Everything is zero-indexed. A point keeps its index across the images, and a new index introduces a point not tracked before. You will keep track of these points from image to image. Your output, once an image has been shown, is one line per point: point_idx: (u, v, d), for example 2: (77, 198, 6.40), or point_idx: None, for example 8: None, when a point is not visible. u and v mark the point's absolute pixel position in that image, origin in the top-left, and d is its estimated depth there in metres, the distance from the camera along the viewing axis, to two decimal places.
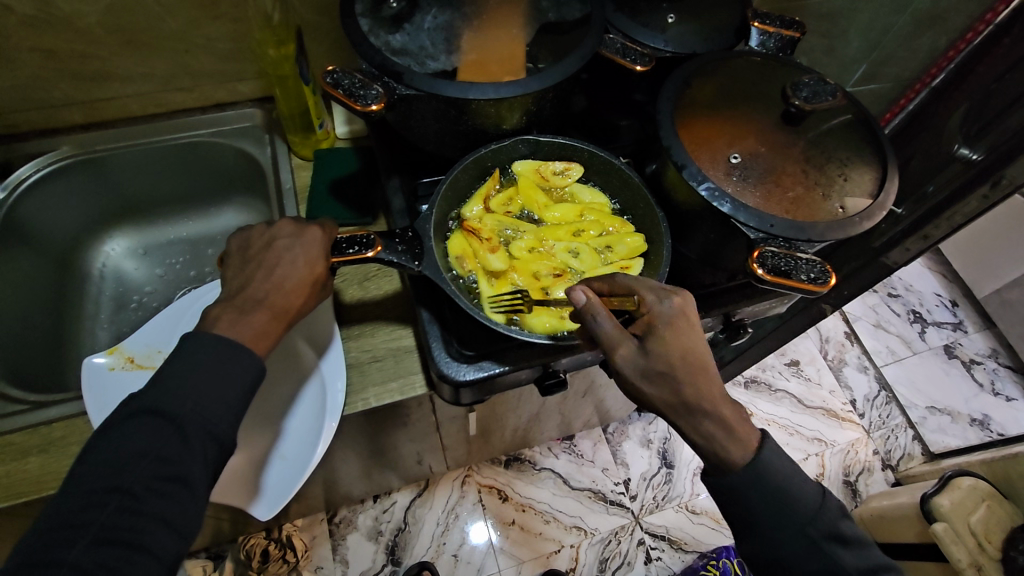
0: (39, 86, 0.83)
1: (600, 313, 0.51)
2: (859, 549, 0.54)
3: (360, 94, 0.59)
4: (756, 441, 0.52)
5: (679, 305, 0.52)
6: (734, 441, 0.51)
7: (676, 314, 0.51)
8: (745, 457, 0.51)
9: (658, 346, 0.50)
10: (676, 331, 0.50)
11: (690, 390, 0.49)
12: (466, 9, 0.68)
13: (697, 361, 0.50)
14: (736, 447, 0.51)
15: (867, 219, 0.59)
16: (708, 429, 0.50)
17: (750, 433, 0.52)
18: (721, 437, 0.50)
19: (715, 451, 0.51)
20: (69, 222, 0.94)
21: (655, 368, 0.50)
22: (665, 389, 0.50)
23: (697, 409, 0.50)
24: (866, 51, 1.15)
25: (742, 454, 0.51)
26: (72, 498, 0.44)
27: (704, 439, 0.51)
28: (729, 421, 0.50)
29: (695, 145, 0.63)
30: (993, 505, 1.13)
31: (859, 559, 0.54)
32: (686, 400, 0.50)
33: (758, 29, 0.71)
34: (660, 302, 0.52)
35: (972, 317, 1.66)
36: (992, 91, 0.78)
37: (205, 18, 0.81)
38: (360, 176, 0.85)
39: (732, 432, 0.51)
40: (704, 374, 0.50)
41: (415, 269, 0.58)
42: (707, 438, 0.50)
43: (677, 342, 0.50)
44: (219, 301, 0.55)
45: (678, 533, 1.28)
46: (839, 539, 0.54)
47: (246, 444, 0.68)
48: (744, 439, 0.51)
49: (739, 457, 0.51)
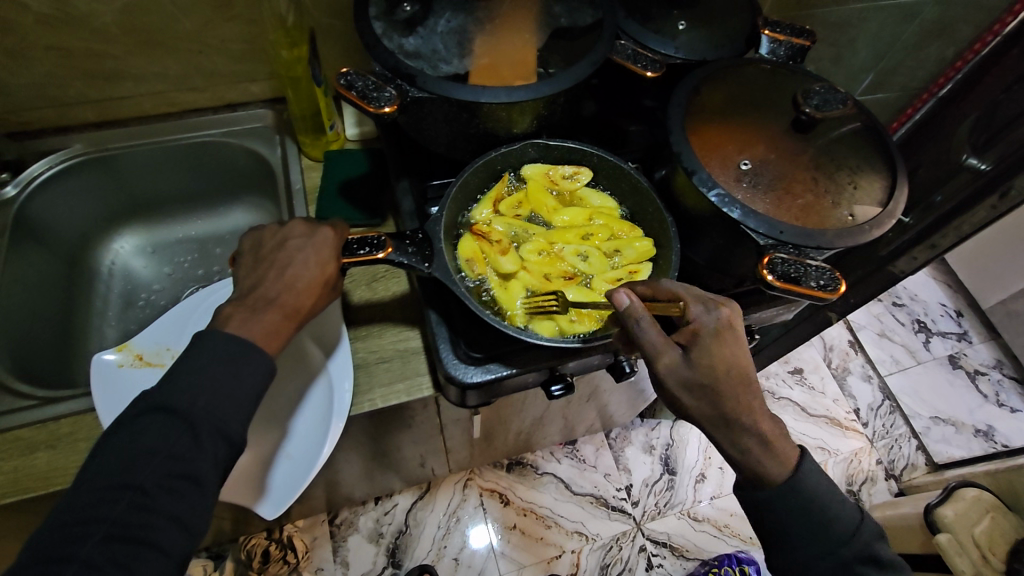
0: (53, 85, 0.83)
1: (645, 318, 0.50)
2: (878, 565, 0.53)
3: (373, 96, 0.60)
4: (795, 457, 0.52)
5: (724, 316, 0.50)
6: (772, 456, 0.51)
7: (721, 324, 0.50)
8: (755, 464, 0.51)
9: (702, 358, 0.49)
10: (721, 344, 0.49)
11: (729, 404, 0.49)
12: (479, 14, 0.69)
13: (741, 374, 0.49)
14: (746, 454, 0.51)
15: (877, 227, 0.60)
16: (746, 444, 0.50)
17: (765, 442, 0.51)
18: (735, 445, 0.50)
19: (751, 464, 0.51)
20: (79, 219, 0.94)
21: (698, 379, 0.49)
22: (705, 401, 0.49)
23: (735, 422, 0.49)
24: (874, 61, 1.16)
25: (779, 470, 0.51)
26: (83, 494, 0.44)
27: (738, 454, 0.51)
28: (767, 437, 0.50)
29: (706, 151, 0.63)
30: (998, 517, 1.12)
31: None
32: (726, 415, 0.49)
33: (768, 37, 0.72)
34: (705, 313, 0.50)
35: (977, 327, 1.65)
36: (1000, 102, 0.78)
37: (220, 19, 0.81)
38: (370, 177, 0.85)
39: (771, 448, 0.51)
40: (746, 388, 0.49)
41: (424, 270, 0.57)
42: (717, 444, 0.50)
43: (723, 354, 0.49)
44: (231, 301, 0.55)
45: (680, 540, 1.28)
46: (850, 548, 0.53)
47: (253, 443, 0.68)
48: (784, 455, 0.51)
49: (750, 465, 0.51)
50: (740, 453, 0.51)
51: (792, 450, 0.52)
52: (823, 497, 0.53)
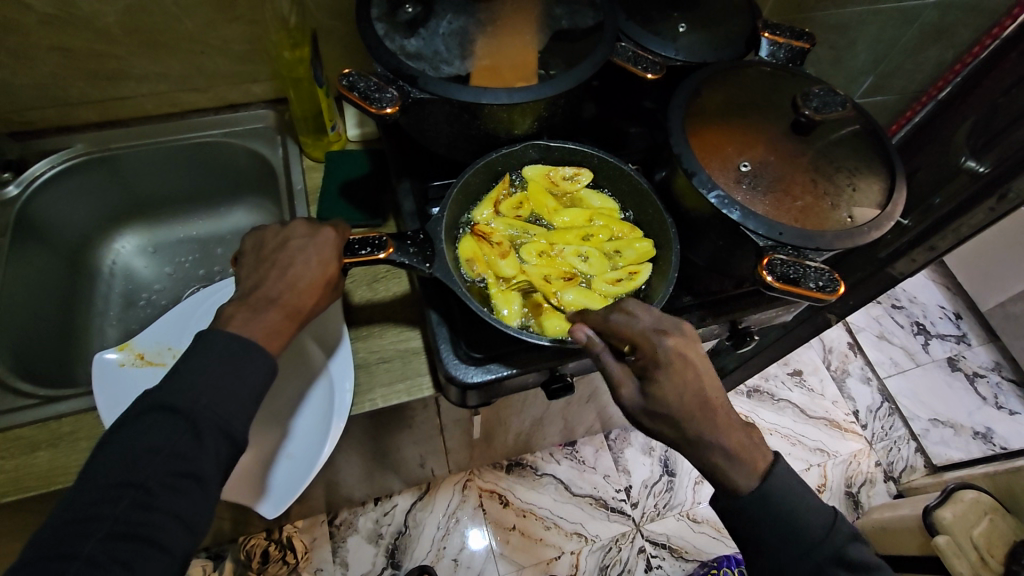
0: (56, 85, 0.84)
1: (604, 353, 0.53)
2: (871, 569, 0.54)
3: (375, 97, 0.60)
4: (763, 464, 0.52)
5: (670, 347, 0.50)
6: (738, 467, 0.51)
7: (669, 355, 0.50)
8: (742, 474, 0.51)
9: (655, 390, 0.50)
10: (671, 375, 0.49)
11: (690, 429, 0.49)
12: (480, 15, 0.69)
13: (698, 399, 0.49)
14: (726, 465, 0.51)
15: (875, 228, 0.60)
16: (710, 458, 0.50)
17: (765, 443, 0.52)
18: (735, 446, 0.50)
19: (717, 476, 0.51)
20: (80, 219, 0.94)
21: (656, 409, 0.50)
22: (668, 427, 0.50)
23: (698, 443, 0.50)
24: (873, 64, 1.16)
25: (747, 479, 0.52)
26: (86, 492, 0.44)
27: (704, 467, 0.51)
28: (731, 449, 0.50)
29: (706, 152, 0.64)
30: (996, 519, 1.13)
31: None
32: (690, 438, 0.50)
33: (768, 40, 0.72)
34: (651, 344, 0.50)
35: (976, 330, 1.66)
36: (999, 105, 0.79)
37: (222, 20, 0.82)
38: (371, 178, 0.85)
39: (736, 459, 0.51)
40: (706, 412, 0.49)
41: (426, 271, 0.58)
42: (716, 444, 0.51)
43: (676, 385, 0.49)
44: (233, 300, 0.55)
45: (679, 542, 1.28)
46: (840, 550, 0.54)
47: (254, 442, 0.68)
48: (751, 464, 0.52)
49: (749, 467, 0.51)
50: (706, 466, 0.51)
51: (761, 457, 0.52)
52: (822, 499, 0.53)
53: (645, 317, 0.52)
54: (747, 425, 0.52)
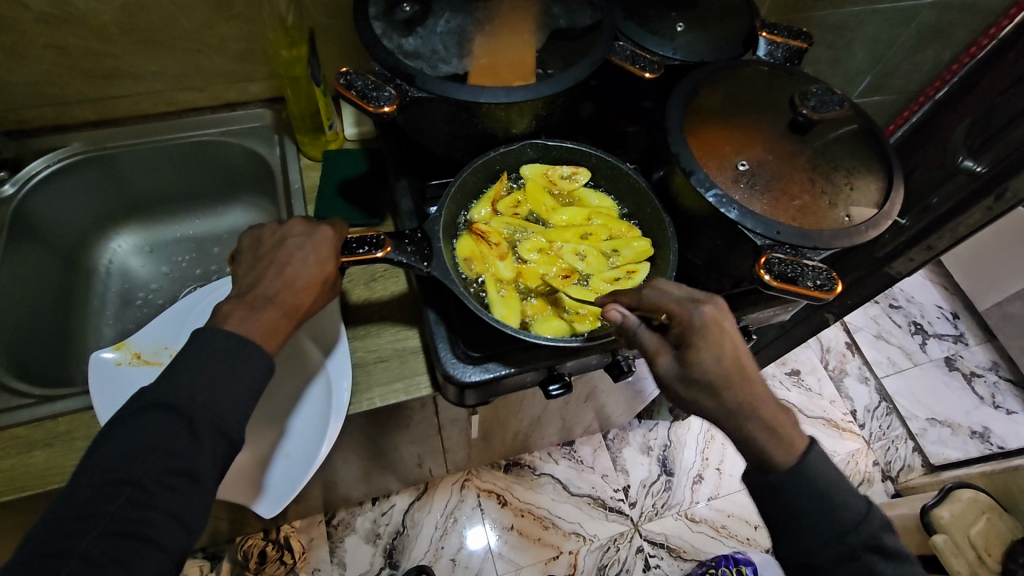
0: (52, 83, 0.83)
1: (639, 327, 0.52)
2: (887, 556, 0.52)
3: (373, 96, 0.60)
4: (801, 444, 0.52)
5: (708, 312, 0.49)
6: (777, 444, 0.50)
7: (707, 320, 0.49)
8: (778, 450, 0.50)
9: (695, 356, 0.49)
10: (710, 340, 0.49)
11: (730, 397, 0.48)
12: (478, 14, 0.69)
13: (737, 367, 0.49)
14: (766, 441, 0.50)
15: (873, 227, 0.60)
16: (751, 432, 0.49)
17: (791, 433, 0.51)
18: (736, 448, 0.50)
19: (757, 451, 0.50)
20: (76, 217, 0.94)
21: (695, 377, 0.48)
22: (707, 396, 0.48)
23: (739, 414, 0.48)
24: (870, 64, 1.16)
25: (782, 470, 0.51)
26: (81, 490, 0.44)
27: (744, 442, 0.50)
28: (771, 423, 0.49)
29: (704, 151, 0.64)
30: (993, 518, 1.16)
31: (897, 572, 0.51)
32: (729, 408, 0.48)
33: (766, 38, 0.72)
34: (689, 311, 0.50)
35: (973, 330, 1.66)
36: (996, 105, 0.79)
37: (220, 19, 0.82)
38: (369, 178, 0.85)
39: (766, 449, 0.50)
40: (745, 379, 0.49)
41: (423, 270, 0.58)
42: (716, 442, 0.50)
43: (714, 351, 0.48)
44: (230, 298, 0.55)
45: (678, 541, 1.28)
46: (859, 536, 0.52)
47: (251, 443, 0.68)
48: (790, 441, 0.51)
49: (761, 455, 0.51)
50: (744, 441, 0.50)
51: (798, 436, 0.52)
52: (829, 493, 0.52)
53: (679, 290, 0.53)
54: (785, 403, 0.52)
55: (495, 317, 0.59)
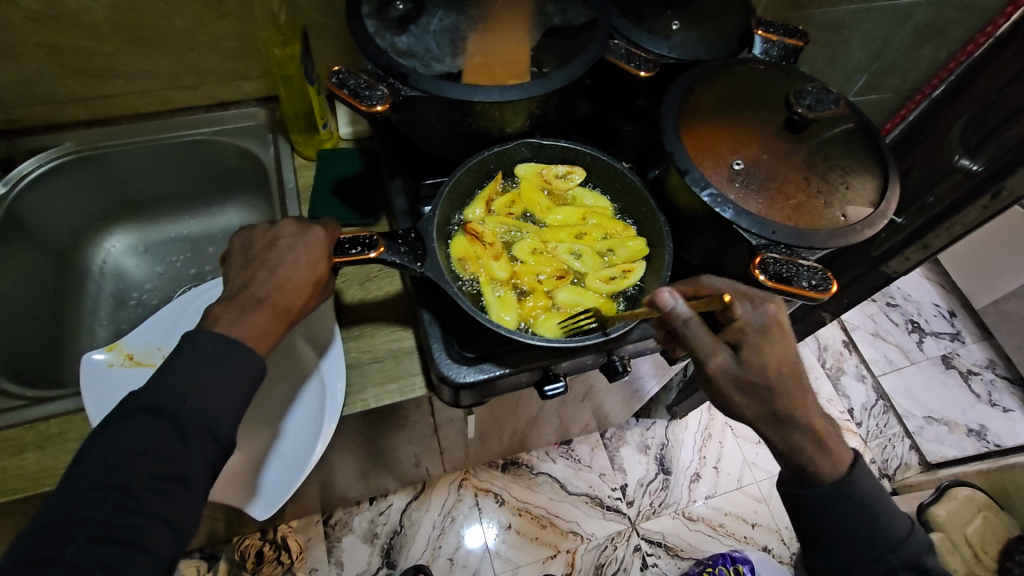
0: (43, 82, 0.83)
1: (693, 318, 0.50)
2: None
3: (365, 95, 0.59)
4: (847, 461, 0.55)
5: (771, 314, 0.52)
6: (823, 456, 0.54)
7: (769, 321, 0.52)
8: (824, 462, 0.54)
9: (753, 355, 0.51)
10: (771, 341, 0.51)
11: (782, 403, 0.51)
12: (471, 13, 0.69)
13: (789, 372, 0.51)
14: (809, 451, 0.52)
15: (868, 227, 0.60)
16: (798, 440, 0.52)
17: (837, 449, 0.55)
18: None
19: (803, 463, 0.53)
20: (69, 217, 0.93)
21: (753, 377, 0.50)
22: (759, 399, 0.51)
23: (788, 420, 0.51)
24: (867, 62, 1.16)
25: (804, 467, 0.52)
26: (69, 495, 0.44)
27: (792, 451, 0.53)
28: (818, 435, 0.53)
29: (698, 150, 0.64)
30: (990, 516, 1.20)
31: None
32: (778, 413, 0.51)
33: (762, 37, 0.72)
34: (752, 310, 0.52)
35: (970, 327, 1.66)
36: (992, 103, 0.78)
37: (212, 17, 0.81)
38: (363, 177, 0.85)
39: None
40: (797, 385, 0.52)
41: (417, 270, 0.57)
42: None
43: (773, 353, 0.51)
44: (221, 299, 0.55)
45: (675, 540, 1.28)
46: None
47: (245, 443, 0.67)
48: (835, 457, 0.54)
49: (807, 465, 0.54)
50: (790, 450, 0.53)
51: (843, 453, 0.55)
52: None
53: (737, 288, 0.54)
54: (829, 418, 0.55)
55: (490, 318, 0.59)
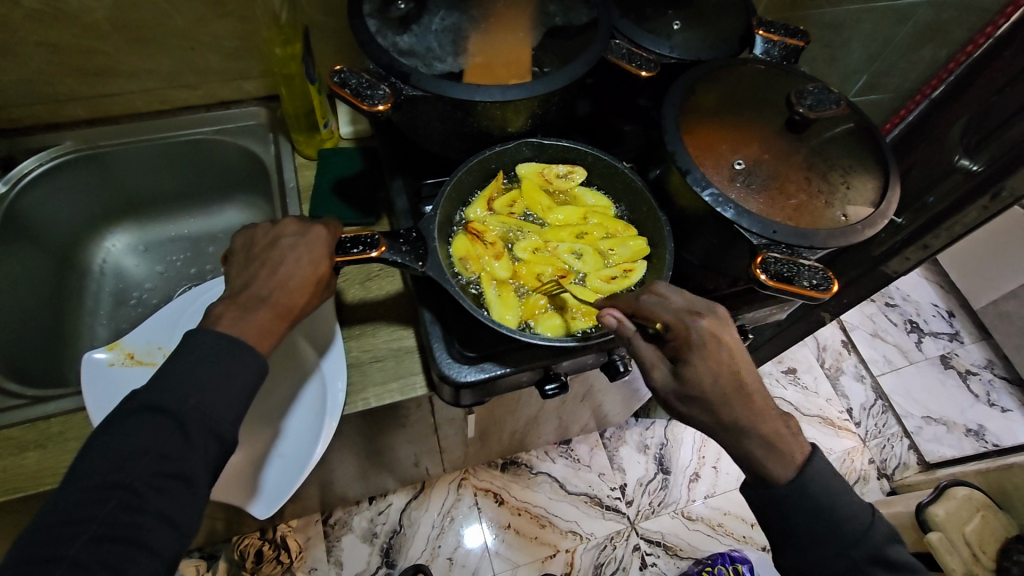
0: (43, 80, 0.82)
1: (637, 336, 0.53)
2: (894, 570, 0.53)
3: (367, 94, 0.59)
4: (801, 457, 0.52)
5: (705, 327, 0.50)
6: (775, 457, 0.51)
7: (704, 335, 0.50)
8: (777, 464, 0.51)
9: (689, 371, 0.49)
10: (706, 355, 0.49)
11: (726, 413, 0.49)
12: (473, 12, 0.69)
13: (731, 385, 0.49)
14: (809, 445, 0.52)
15: (868, 227, 0.60)
16: (747, 445, 0.50)
17: (791, 447, 0.51)
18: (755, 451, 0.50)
19: (753, 466, 0.51)
20: (69, 216, 0.93)
21: (690, 392, 0.49)
22: (701, 411, 0.50)
23: (734, 428, 0.49)
24: (867, 62, 1.16)
25: (806, 467, 0.52)
26: (71, 494, 0.44)
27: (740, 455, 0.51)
28: (769, 437, 0.50)
29: (700, 150, 0.64)
30: (988, 516, 1.20)
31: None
32: (723, 422, 0.49)
33: (763, 37, 0.72)
34: (685, 325, 0.50)
35: (969, 327, 1.66)
36: (992, 104, 0.79)
37: (213, 16, 0.81)
38: (364, 176, 0.85)
39: (776, 450, 0.51)
40: (740, 396, 0.49)
41: (419, 269, 0.57)
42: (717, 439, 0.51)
43: (709, 367, 0.49)
44: (223, 299, 0.55)
45: (674, 539, 1.28)
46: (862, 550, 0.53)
47: (246, 442, 0.67)
48: (789, 456, 0.51)
49: (761, 470, 0.52)
50: (741, 454, 0.51)
51: (800, 449, 0.52)
52: (827, 490, 0.53)
53: (677, 300, 0.53)
54: (785, 416, 0.52)
55: (491, 317, 0.59)
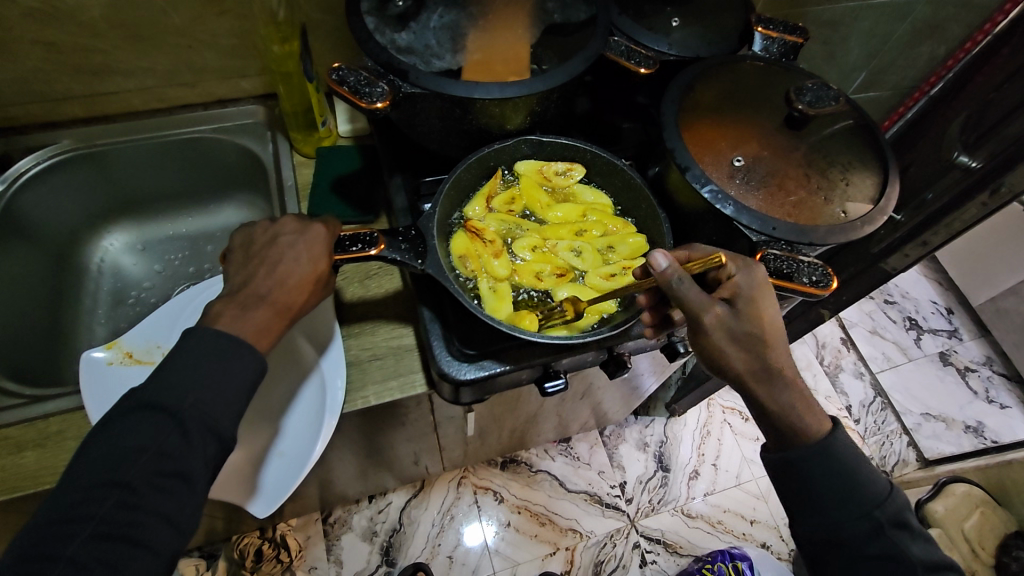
0: (39, 79, 0.82)
1: (684, 276, 0.52)
2: (914, 536, 0.53)
3: (365, 92, 0.59)
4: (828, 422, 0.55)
5: (761, 272, 0.53)
6: (806, 415, 0.53)
7: (760, 279, 0.53)
8: (809, 423, 0.54)
9: (744, 311, 0.52)
10: (764, 297, 0.52)
11: (771, 356, 0.52)
12: (471, 9, 0.68)
13: (776, 329, 0.53)
14: (804, 411, 0.53)
15: (868, 223, 0.60)
16: (785, 399, 0.53)
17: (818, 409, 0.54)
18: (786, 407, 0.53)
19: (789, 422, 0.53)
20: (68, 214, 0.93)
21: (746, 330, 0.52)
22: (752, 351, 0.52)
23: (777, 375, 0.52)
24: (866, 59, 1.16)
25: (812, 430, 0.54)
26: (69, 493, 0.43)
27: (778, 408, 0.53)
28: (803, 394, 0.53)
29: (699, 147, 0.64)
30: (987, 512, 1.21)
31: (924, 552, 0.53)
32: (770, 366, 0.52)
33: (762, 33, 0.72)
34: (743, 270, 0.53)
35: (968, 325, 1.66)
36: (991, 100, 0.78)
37: (210, 14, 0.81)
38: (362, 175, 0.85)
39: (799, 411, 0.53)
40: (783, 343, 0.53)
41: (417, 268, 0.57)
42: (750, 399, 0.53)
43: (764, 308, 0.52)
44: (221, 297, 0.54)
45: (673, 537, 1.28)
46: (886, 512, 0.53)
47: (244, 441, 0.67)
48: (816, 417, 0.54)
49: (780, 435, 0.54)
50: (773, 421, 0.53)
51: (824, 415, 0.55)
52: (835, 477, 0.54)
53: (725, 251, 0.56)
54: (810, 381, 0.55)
55: (490, 313, 0.59)
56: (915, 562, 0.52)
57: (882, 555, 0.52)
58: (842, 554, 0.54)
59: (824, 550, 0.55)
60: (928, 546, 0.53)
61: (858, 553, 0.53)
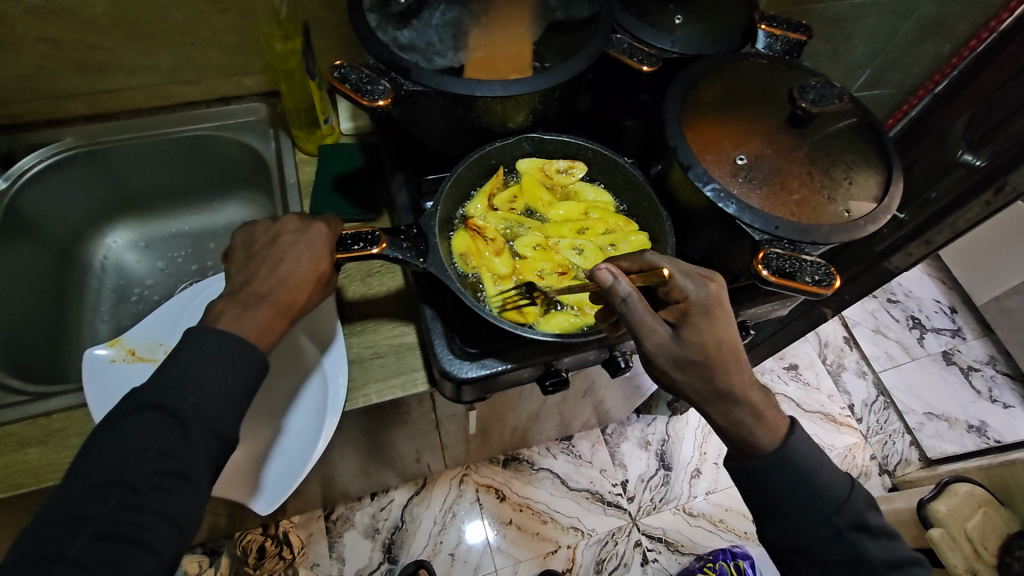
0: (43, 77, 0.82)
1: (633, 297, 0.50)
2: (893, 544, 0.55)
3: (367, 90, 0.59)
4: (784, 427, 0.55)
5: (712, 292, 0.52)
6: (763, 427, 0.53)
7: (711, 301, 0.52)
8: (768, 430, 0.53)
9: (693, 334, 0.51)
10: (711, 321, 0.51)
11: (721, 378, 0.51)
12: (474, 6, 0.68)
13: (729, 352, 0.51)
14: (766, 422, 0.53)
15: (871, 222, 0.59)
16: (736, 414, 0.53)
17: (775, 416, 0.54)
18: (738, 423, 0.53)
19: (743, 434, 0.53)
20: (70, 211, 0.93)
21: (690, 357, 0.51)
22: (699, 377, 0.51)
23: (728, 395, 0.52)
24: (870, 57, 1.16)
25: (769, 439, 0.54)
26: (72, 493, 0.44)
27: (739, 422, 0.53)
28: (757, 408, 0.53)
29: (701, 146, 0.63)
30: (989, 512, 1.20)
31: (882, 549, 0.55)
32: (718, 388, 0.52)
33: (765, 31, 0.72)
34: (695, 288, 0.52)
35: (971, 324, 1.66)
36: (996, 99, 0.78)
37: (211, 12, 0.81)
38: (364, 172, 0.85)
39: (761, 419, 0.53)
40: (737, 364, 0.52)
41: (420, 266, 0.57)
42: (740, 418, 0.53)
43: (712, 332, 0.51)
44: (223, 296, 0.55)
45: (676, 535, 1.28)
46: (846, 517, 0.55)
47: (247, 438, 0.67)
48: (773, 424, 0.54)
49: (774, 442, 0.54)
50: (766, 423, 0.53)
51: (783, 420, 0.55)
52: (816, 476, 0.54)
53: (682, 264, 0.54)
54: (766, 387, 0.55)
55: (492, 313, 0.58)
56: (875, 562, 0.54)
57: (845, 559, 0.53)
58: (807, 559, 0.55)
59: (790, 554, 0.56)
60: (889, 545, 0.55)
61: (822, 556, 0.54)
